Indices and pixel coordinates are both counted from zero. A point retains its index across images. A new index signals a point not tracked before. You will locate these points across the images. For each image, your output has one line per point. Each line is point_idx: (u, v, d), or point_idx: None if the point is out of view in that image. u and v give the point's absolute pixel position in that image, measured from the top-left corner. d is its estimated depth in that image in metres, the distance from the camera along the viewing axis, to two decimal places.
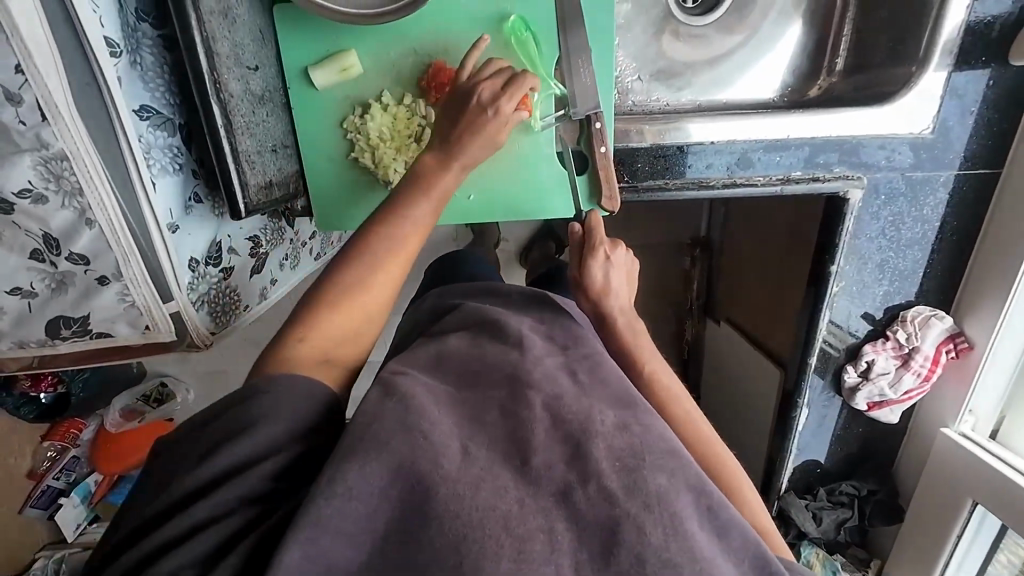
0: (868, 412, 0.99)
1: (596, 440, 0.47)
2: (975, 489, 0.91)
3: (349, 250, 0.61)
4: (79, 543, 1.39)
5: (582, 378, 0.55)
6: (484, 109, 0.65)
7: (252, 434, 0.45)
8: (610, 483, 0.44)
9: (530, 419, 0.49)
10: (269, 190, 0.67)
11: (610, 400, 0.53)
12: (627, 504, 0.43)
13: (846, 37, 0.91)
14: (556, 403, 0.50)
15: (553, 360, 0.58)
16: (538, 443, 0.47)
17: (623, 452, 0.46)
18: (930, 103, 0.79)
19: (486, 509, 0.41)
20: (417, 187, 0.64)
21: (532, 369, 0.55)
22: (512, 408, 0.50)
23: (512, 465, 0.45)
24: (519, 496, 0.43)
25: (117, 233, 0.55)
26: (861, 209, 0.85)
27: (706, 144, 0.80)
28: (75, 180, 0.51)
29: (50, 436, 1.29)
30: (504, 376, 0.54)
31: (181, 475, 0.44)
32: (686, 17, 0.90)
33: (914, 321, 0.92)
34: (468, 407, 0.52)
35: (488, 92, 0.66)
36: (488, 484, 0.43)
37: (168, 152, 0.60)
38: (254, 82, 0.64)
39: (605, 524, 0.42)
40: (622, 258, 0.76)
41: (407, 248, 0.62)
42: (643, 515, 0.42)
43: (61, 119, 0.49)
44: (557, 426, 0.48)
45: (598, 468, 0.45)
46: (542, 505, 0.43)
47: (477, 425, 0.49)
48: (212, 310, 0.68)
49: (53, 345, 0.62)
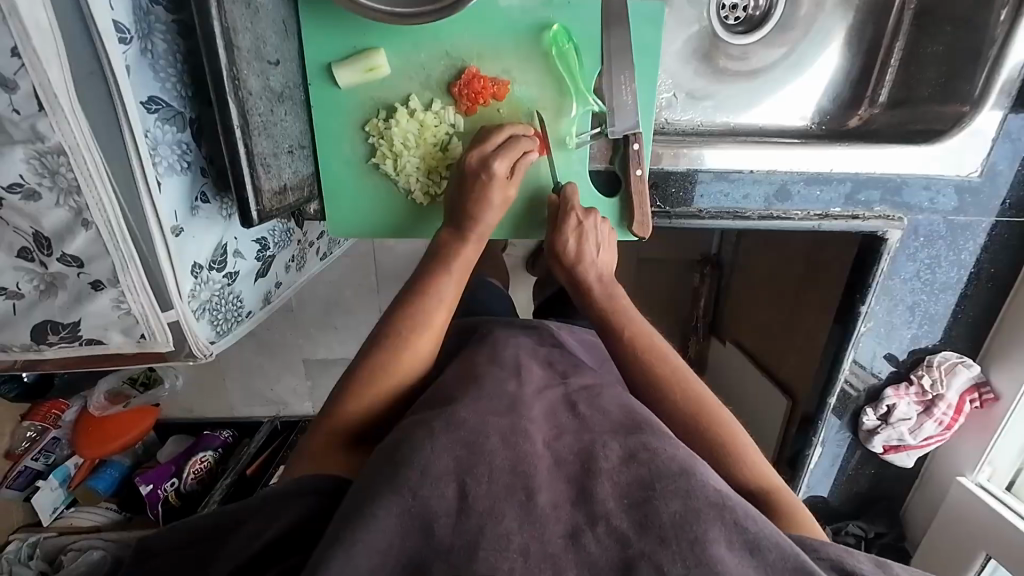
0: (883, 454, 0.98)
1: (600, 478, 0.47)
2: (989, 543, 0.89)
3: (377, 333, 0.66)
4: (55, 527, 1.33)
5: (582, 412, 0.56)
6: (479, 174, 0.65)
7: (271, 524, 0.48)
8: (621, 523, 0.44)
9: (532, 454, 0.48)
10: (283, 195, 0.62)
11: (611, 428, 0.53)
12: (641, 544, 0.42)
13: (893, 67, 0.86)
14: (556, 441, 0.51)
15: (551, 394, 0.59)
16: (541, 482, 0.46)
17: (631, 486, 0.46)
18: (980, 145, 0.76)
19: (495, 553, 0.41)
20: (436, 268, 0.68)
21: (530, 405, 0.55)
22: (513, 439, 0.49)
23: (516, 504, 0.44)
24: (523, 544, 0.42)
25: (115, 236, 0.50)
26: (898, 250, 0.82)
27: (743, 173, 0.77)
28: (72, 177, 0.47)
29: (30, 415, 1.24)
30: (503, 408, 0.54)
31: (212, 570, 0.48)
32: (729, 35, 0.86)
33: (940, 367, 0.89)
34: (464, 431, 0.49)
35: (479, 154, 0.65)
36: (493, 527, 0.42)
37: (176, 149, 0.55)
38: (274, 78, 0.59)
39: (618, 566, 0.42)
40: (600, 227, 0.71)
41: (429, 324, 0.66)
42: (659, 552, 0.42)
43: (59, 111, 0.44)
44: (560, 466, 0.48)
45: (605, 509, 0.45)
46: (548, 553, 0.42)
47: (477, 455, 0.47)
48: (213, 319, 0.63)
49: (39, 350, 0.57)
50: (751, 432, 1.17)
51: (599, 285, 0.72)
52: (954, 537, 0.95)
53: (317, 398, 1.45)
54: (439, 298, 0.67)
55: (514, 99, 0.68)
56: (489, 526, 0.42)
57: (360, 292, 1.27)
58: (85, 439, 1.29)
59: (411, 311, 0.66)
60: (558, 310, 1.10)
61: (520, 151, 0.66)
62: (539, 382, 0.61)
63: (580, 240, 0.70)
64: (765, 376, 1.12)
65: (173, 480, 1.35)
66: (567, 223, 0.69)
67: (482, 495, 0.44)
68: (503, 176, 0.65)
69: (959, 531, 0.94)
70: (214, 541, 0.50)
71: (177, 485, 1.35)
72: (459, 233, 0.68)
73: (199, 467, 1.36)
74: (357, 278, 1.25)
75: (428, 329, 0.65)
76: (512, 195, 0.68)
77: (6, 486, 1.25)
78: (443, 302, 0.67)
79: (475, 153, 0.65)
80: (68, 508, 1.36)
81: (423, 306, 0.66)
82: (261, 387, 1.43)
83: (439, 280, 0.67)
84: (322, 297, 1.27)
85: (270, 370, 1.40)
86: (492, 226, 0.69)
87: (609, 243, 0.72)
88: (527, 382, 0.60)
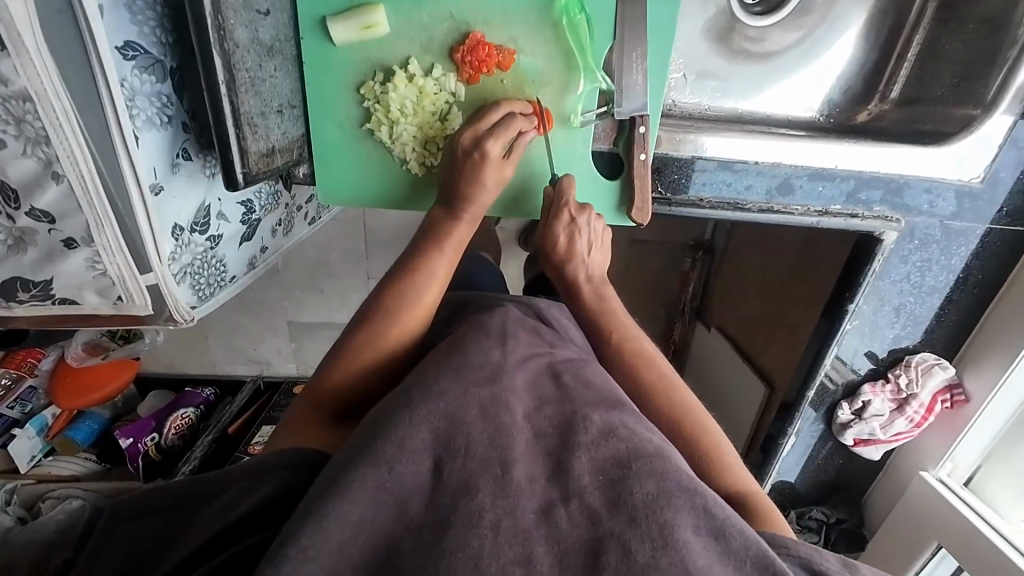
0: (852, 447, 1.00)
1: (578, 454, 0.47)
2: (941, 532, 0.95)
3: (368, 307, 0.65)
4: (31, 476, 1.31)
5: (565, 383, 0.56)
6: (469, 155, 0.63)
7: (251, 493, 0.48)
8: (593, 501, 0.43)
9: (511, 426, 0.48)
10: (270, 158, 0.59)
11: (596, 400, 0.53)
12: (611, 523, 0.42)
13: (908, 63, 0.84)
14: (537, 413, 0.51)
15: (535, 363, 0.58)
16: (518, 455, 0.46)
17: (607, 463, 0.46)
18: (985, 151, 0.75)
19: (466, 529, 0.41)
20: (429, 244, 0.67)
21: (513, 374, 0.54)
22: (493, 411, 0.49)
23: (490, 478, 0.44)
24: (494, 520, 0.41)
25: (88, 192, 0.47)
26: (892, 251, 0.83)
27: (748, 164, 0.75)
28: (40, 126, 0.44)
29: (4, 363, 1.23)
30: (486, 376, 0.53)
31: (188, 537, 0.48)
32: (746, 16, 0.82)
33: (918, 368, 0.91)
34: (446, 401, 0.48)
35: (471, 136, 0.63)
36: (466, 502, 0.42)
37: (155, 101, 0.51)
38: (264, 28, 0.55)
39: (587, 545, 0.41)
40: (594, 224, 0.70)
41: (419, 301, 0.64)
42: (628, 532, 0.41)
43: (23, 51, 0.40)
44: (537, 441, 0.48)
45: (579, 487, 0.44)
46: (519, 529, 0.41)
47: (455, 430, 0.47)
48: (194, 283, 0.61)
49: (8, 307, 0.54)
50: (727, 415, 1.20)
51: (589, 285, 0.73)
52: (912, 527, 0.99)
53: (301, 359, 1.44)
54: (431, 276, 0.66)
55: (520, 70, 0.64)
56: (463, 502, 0.42)
57: (348, 257, 1.24)
58: (60, 390, 1.26)
59: (401, 287, 0.65)
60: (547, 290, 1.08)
61: (514, 130, 0.63)
62: (524, 351, 0.60)
63: (571, 237, 0.70)
64: (746, 363, 1.14)
65: (153, 435, 1.33)
66: (559, 220, 0.69)
67: (457, 471, 0.44)
68: (497, 158, 0.63)
69: (915, 522, 0.99)
70: (192, 507, 0.50)
71: (156, 440, 1.32)
72: (449, 211, 0.66)
73: (180, 423, 1.35)
74: (346, 242, 1.22)
75: (417, 306, 0.64)
76: (508, 176, 0.66)
77: None
78: (435, 280, 0.66)
79: (471, 130, 0.63)
80: (47, 457, 1.35)
81: (414, 283, 0.65)
82: (245, 347, 1.42)
83: (431, 258, 0.66)
84: (309, 260, 1.25)
85: (254, 330, 1.38)
86: (486, 206, 0.67)
87: (603, 240, 0.72)
88: (512, 351, 0.58)
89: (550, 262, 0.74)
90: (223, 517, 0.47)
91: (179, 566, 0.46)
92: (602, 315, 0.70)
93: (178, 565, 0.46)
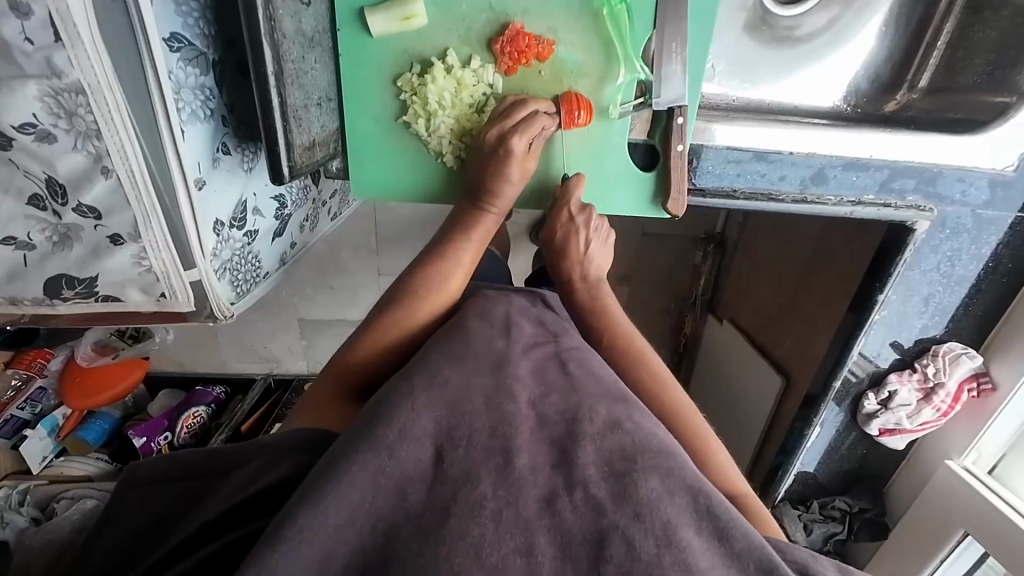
0: (877, 437, 1.01)
1: (583, 443, 0.46)
2: (968, 520, 0.95)
3: (390, 295, 0.65)
4: (45, 476, 1.30)
5: (572, 372, 0.55)
6: (496, 149, 0.62)
7: (260, 476, 0.46)
8: (598, 492, 0.42)
9: (515, 414, 0.47)
10: (312, 151, 0.58)
11: (601, 394, 0.53)
12: (615, 515, 0.41)
13: (939, 50, 0.83)
14: (542, 401, 0.50)
15: (541, 353, 0.58)
16: (520, 444, 0.45)
17: (611, 455, 0.46)
18: (1020, 138, 0.75)
19: (467, 518, 0.40)
20: (458, 233, 0.68)
21: (517, 363, 0.54)
22: (496, 401, 0.48)
23: (492, 468, 0.43)
24: (496, 510, 0.40)
25: (138, 186, 0.47)
26: (923, 241, 0.82)
27: (783, 154, 0.75)
28: (91, 120, 0.43)
29: (15, 363, 1.21)
30: (488, 365, 0.53)
31: (196, 509, 0.46)
32: (774, 5, 0.82)
33: (945, 357, 0.91)
34: (450, 392, 0.49)
35: (498, 130, 0.62)
36: (467, 492, 0.41)
37: (199, 94, 0.51)
38: (306, 20, 0.54)
39: (591, 537, 0.40)
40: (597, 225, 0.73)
41: (446, 288, 0.66)
42: (632, 527, 0.40)
43: (77, 41, 0.40)
44: (542, 427, 0.47)
45: (584, 475, 0.43)
46: (521, 519, 0.40)
47: (457, 418, 0.46)
48: (232, 279, 0.60)
49: (52, 305, 0.53)
50: (743, 408, 1.21)
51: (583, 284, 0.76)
52: (934, 517, 1.00)
53: (312, 357, 1.43)
54: (456, 261, 0.67)
55: (558, 61, 0.64)
56: (463, 492, 0.41)
57: (358, 254, 1.23)
58: (70, 390, 1.26)
59: (428, 272, 0.65)
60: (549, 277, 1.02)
61: (538, 127, 0.62)
62: (527, 340, 0.60)
63: (570, 235, 0.73)
64: (761, 354, 1.14)
65: (166, 434, 1.33)
66: (560, 217, 0.71)
67: (458, 460, 0.43)
68: (521, 153, 0.63)
69: (940, 512, 0.99)
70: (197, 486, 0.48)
71: (171, 438, 1.33)
72: (477, 203, 0.67)
73: (192, 422, 1.34)
74: (358, 238, 1.21)
75: (441, 290, 0.65)
76: (530, 169, 0.65)
77: None
78: (462, 265, 0.67)
79: (495, 126, 0.62)
80: (57, 458, 1.34)
81: (438, 270, 0.66)
82: (255, 345, 1.41)
83: (456, 247, 0.67)
84: (319, 256, 1.23)
85: (264, 328, 1.38)
86: (512, 201, 0.67)
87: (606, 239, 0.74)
88: (516, 340, 0.59)
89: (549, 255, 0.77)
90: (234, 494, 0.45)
91: (177, 548, 0.43)
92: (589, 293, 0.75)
93: (182, 543, 0.43)
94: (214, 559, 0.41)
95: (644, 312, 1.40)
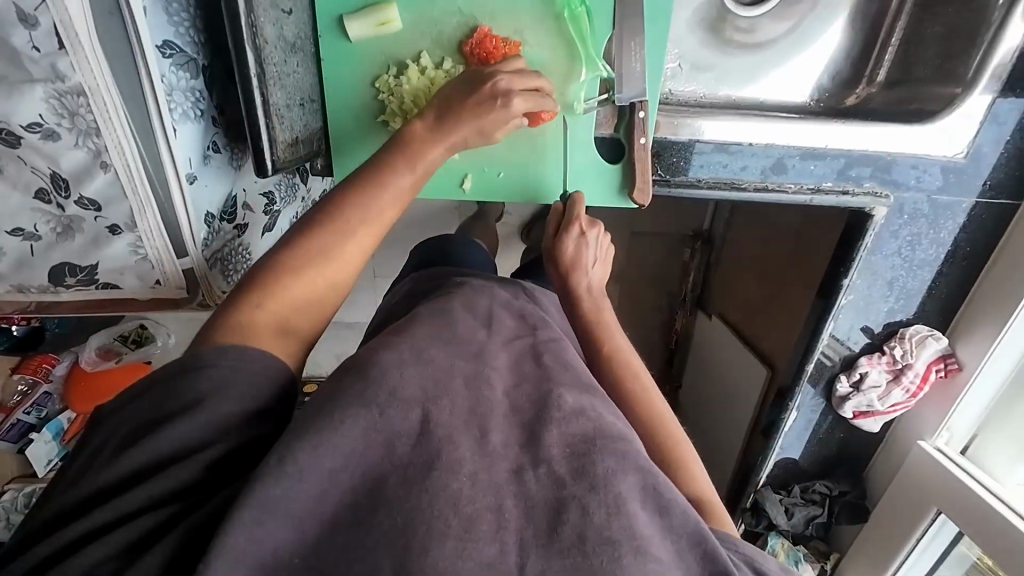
0: (852, 420, 1.04)
1: (549, 427, 0.49)
2: (941, 498, 0.98)
3: (315, 216, 0.56)
4: (49, 479, 1.36)
5: (545, 363, 0.58)
6: (494, 98, 0.62)
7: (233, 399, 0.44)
8: (560, 469, 0.45)
9: (490, 400, 0.51)
10: (295, 148, 0.63)
11: (572, 383, 0.56)
12: (574, 488, 0.44)
13: (892, 47, 0.88)
14: (515, 390, 0.54)
15: (518, 345, 0.61)
16: (494, 423, 0.49)
17: (574, 439, 0.48)
18: (969, 126, 0.79)
19: (447, 472, 0.43)
20: (401, 159, 0.60)
21: (495, 354, 0.58)
22: (475, 383, 0.52)
23: (470, 438, 0.46)
24: (473, 471, 0.44)
25: (133, 180, 0.51)
26: (883, 226, 0.86)
27: (743, 145, 0.79)
28: (91, 119, 0.48)
29: (22, 369, 1.27)
30: (469, 353, 0.56)
31: (145, 436, 0.42)
32: (737, 7, 0.86)
33: (911, 339, 0.95)
34: (434, 368, 0.52)
35: (494, 74, 0.63)
36: (449, 451, 0.44)
37: (190, 96, 0.55)
38: (288, 27, 0.59)
39: (551, 505, 0.43)
40: (599, 239, 0.75)
41: (382, 216, 0.58)
42: (588, 497, 0.43)
43: (79, 48, 0.44)
44: (514, 414, 0.51)
45: (547, 455, 0.46)
46: (494, 482, 0.44)
47: (442, 390, 0.50)
48: (225, 269, 0.65)
49: (56, 292, 0.58)
50: (733, 397, 1.24)
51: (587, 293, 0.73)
52: (910, 498, 1.03)
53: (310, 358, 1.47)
54: (397, 190, 0.58)
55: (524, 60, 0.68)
56: (446, 450, 0.44)
57: None
58: (76, 394, 1.28)
59: (363, 197, 0.57)
60: (534, 269, 1.06)
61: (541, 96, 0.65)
62: (508, 332, 0.64)
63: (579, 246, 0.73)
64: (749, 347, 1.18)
65: None
66: (571, 231, 0.73)
67: (443, 423, 0.46)
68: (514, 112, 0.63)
69: (914, 493, 1.02)
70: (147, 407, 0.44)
71: None
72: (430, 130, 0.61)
73: None
74: None
75: (377, 218, 0.57)
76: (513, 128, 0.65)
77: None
78: (396, 199, 0.59)
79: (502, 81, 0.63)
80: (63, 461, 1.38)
81: (376, 197, 0.58)
82: None
83: (396, 172, 0.59)
84: None
85: None
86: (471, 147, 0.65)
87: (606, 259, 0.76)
88: (496, 332, 0.63)
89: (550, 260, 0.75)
90: (205, 414, 0.43)
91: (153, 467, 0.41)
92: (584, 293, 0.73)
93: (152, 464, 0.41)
94: (219, 466, 0.42)
95: (632, 307, 1.44)
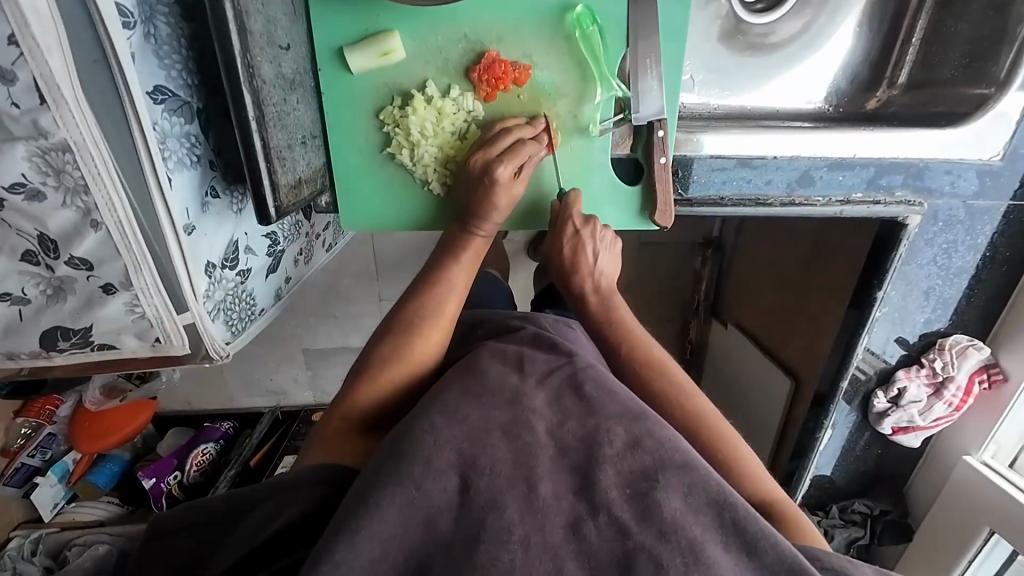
0: (890, 436, 0.99)
1: (604, 465, 0.45)
2: (992, 517, 0.92)
3: (386, 325, 0.65)
4: (57, 523, 1.31)
5: (588, 394, 0.52)
6: (480, 179, 0.63)
7: (278, 515, 0.47)
8: (622, 514, 0.42)
9: (535, 445, 0.46)
10: (298, 189, 0.59)
11: (619, 411, 0.50)
12: (641, 536, 0.41)
13: (914, 47, 0.84)
14: (560, 428, 0.49)
15: (555, 380, 0.55)
16: (542, 472, 0.44)
17: (634, 475, 0.45)
18: (1003, 126, 0.75)
19: (496, 545, 0.40)
20: (449, 254, 0.67)
21: (534, 395, 0.52)
22: (515, 432, 0.47)
23: (517, 496, 0.42)
24: (523, 536, 0.40)
25: (127, 237, 0.48)
26: (917, 235, 0.82)
27: (767, 159, 0.75)
28: (78, 176, 0.44)
29: (24, 412, 1.19)
30: (503, 399, 0.51)
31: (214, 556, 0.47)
32: (747, 14, 0.83)
33: (952, 350, 0.90)
34: (472, 421, 0.48)
35: (482, 160, 0.63)
36: (494, 519, 0.41)
37: (185, 142, 0.52)
38: (286, 63, 0.56)
39: (618, 560, 0.40)
40: (600, 234, 0.69)
41: (445, 315, 0.66)
42: (657, 546, 0.40)
43: (62, 102, 0.41)
44: (563, 455, 0.46)
45: (607, 497, 0.43)
46: (549, 544, 0.40)
47: (480, 445, 0.46)
48: (227, 319, 0.61)
49: (48, 357, 0.54)
50: (754, 409, 1.19)
51: (597, 297, 0.72)
52: (958, 514, 0.98)
53: (318, 386, 1.42)
54: (451, 286, 0.66)
55: (535, 84, 0.65)
56: (491, 518, 0.41)
57: (359, 281, 1.24)
58: (81, 435, 1.25)
59: (423, 296, 0.66)
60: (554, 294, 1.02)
61: (525, 155, 0.63)
62: (542, 368, 0.57)
63: (577, 249, 0.70)
64: (770, 357, 1.13)
65: (175, 473, 1.32)
66: (564, 233, 0.69)
67: (484, 487, 0.43)
68: (506, 178, 0.63)
69: (964, 509, 0.96)
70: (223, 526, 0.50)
71: (179, 478, 1.32)
72: (464, 227, 0.66)
73: (200, 460, 1.33)
74: (357, 265, 1.21)
75: (439, 318, 0.65)
76: (519, 194, 0.65)
77: (3, 483, 1.21)
78: (455, 291, 0.67)
79: (478, 158, 0.63)
80: (69, 504, 1.34)
81: (435, 292, 0.66)
82: (262, 378, 1.40)
83: (449, 269, 0.67)
84: (321, 286, 1.24)
85: (270, 361, 1.37)
86: (499, 224, 0.67)
87: (612, 248, 0.71)
88: (529, 369, 0.57)
89: (557, 271, 0.73)
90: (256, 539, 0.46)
91: None
92: (602, 309, 0.71)
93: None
94: None
95: (649, 321, 1.39)
